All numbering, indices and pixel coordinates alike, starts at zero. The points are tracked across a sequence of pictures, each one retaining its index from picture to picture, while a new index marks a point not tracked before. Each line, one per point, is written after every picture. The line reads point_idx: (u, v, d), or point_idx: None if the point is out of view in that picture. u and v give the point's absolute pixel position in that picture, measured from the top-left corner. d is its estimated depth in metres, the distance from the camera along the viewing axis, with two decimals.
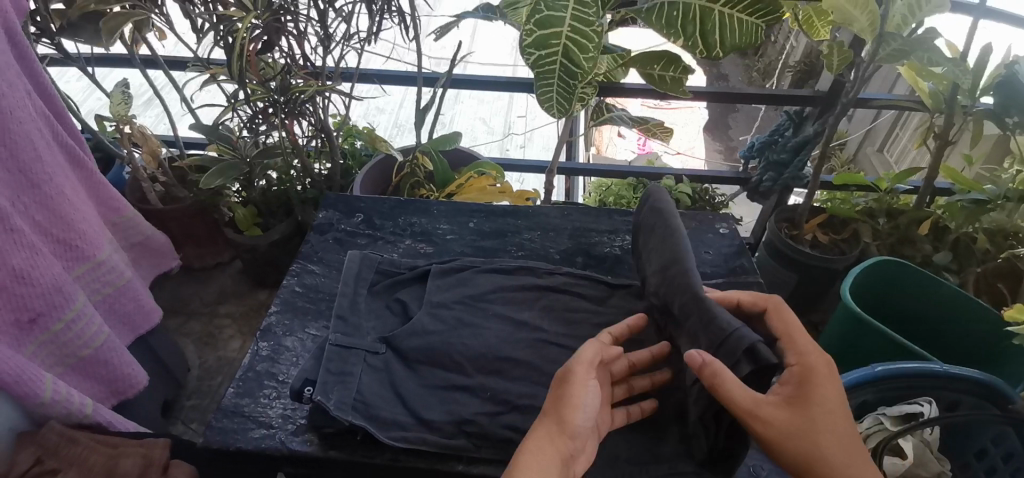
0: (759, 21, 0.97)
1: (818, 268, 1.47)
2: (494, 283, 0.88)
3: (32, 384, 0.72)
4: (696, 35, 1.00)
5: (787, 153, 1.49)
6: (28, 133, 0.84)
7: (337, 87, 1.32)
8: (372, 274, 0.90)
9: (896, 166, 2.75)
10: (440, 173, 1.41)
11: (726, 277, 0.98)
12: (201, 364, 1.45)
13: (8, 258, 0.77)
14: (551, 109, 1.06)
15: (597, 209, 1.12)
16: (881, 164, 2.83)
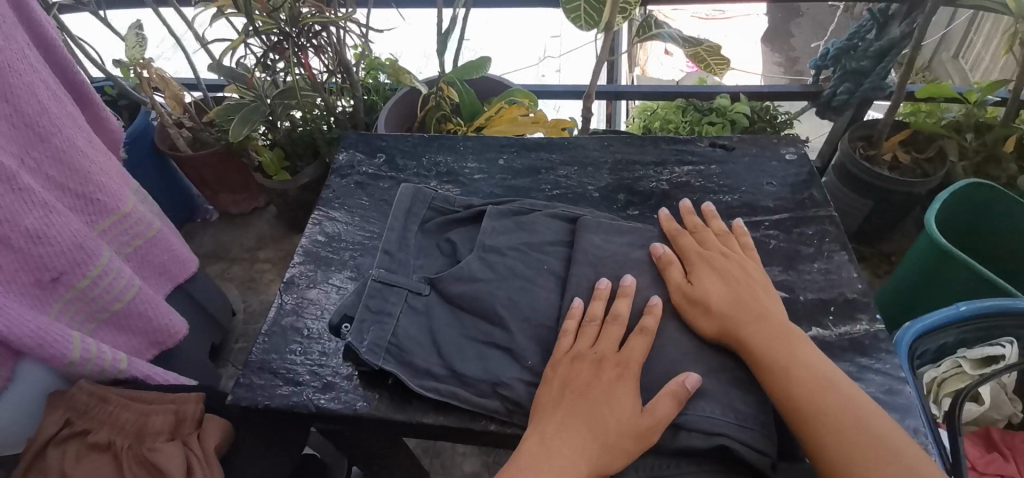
0: None
1: (897, 193, 1.29)
2: (526, 226, 0.79)
3: (58, 345, 0.78)
4: None
5: (868, 60, 1.27)
6: (29, 87, 0.81)
7: (350, 15, 1.20)
8: (424, 210, 0.83)
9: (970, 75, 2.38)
10: (468, 105, 1.29)
11: (793, 212, 0.85)
12: (246, 308, 1.49)
13: (20, 219, 0.76)
14: (581, 21, 0.98)
15: (641, 137, 0.99)
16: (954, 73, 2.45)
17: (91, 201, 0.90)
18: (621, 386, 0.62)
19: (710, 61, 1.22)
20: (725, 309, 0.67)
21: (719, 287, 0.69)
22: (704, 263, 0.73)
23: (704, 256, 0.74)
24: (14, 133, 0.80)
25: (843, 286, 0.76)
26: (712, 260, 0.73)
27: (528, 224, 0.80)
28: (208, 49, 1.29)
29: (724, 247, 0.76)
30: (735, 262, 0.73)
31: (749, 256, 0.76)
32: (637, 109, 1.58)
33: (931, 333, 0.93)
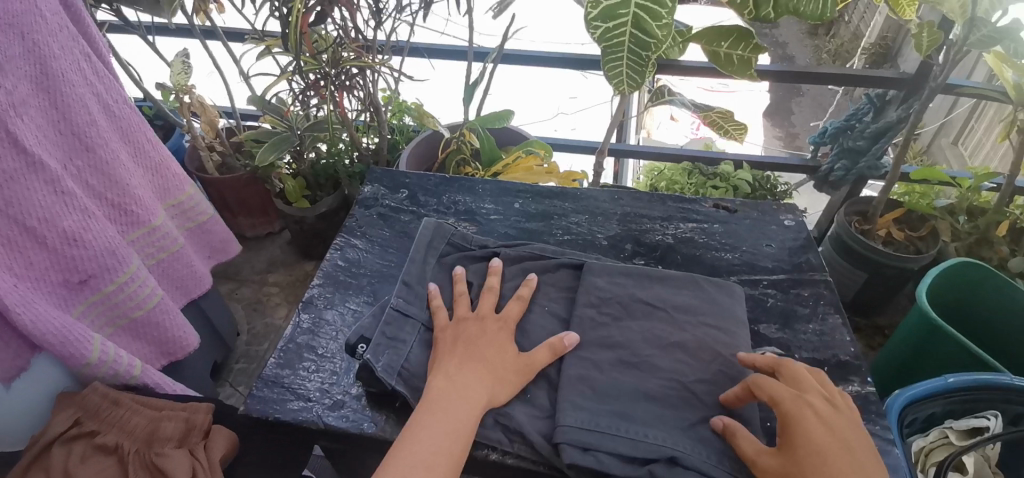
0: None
1: (891, 268, 1.35)
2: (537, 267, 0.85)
3: (78, 346, 0.81)
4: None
5: (865, 140, 1.36)
6: (81, 97, 0.87)
7: (386, 62, 1.30)
8: (443, 245, 0.88)
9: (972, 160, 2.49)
10: (486, 151, 1.37)
11: (790, 273, 0.90)
12: (250, 329, 1.51)
13: (60, 220, 0.80)
14: (621, 84, 1.00)
15: (650, 193, 1.06)
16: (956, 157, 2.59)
17: (124, 209, 0.95)
18: (502, 335, 0.72)
19: (727, 126, 1.29)
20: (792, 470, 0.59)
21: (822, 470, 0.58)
22: (801, 429, 0.61)
23: (799, 415, 0.61)
24: (62, 140, 0.86)
25: (836, 347, 0.80)
26: (799, 415, 0.61)
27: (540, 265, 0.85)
28: (250, 82, 1.39)
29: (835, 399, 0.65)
30: (838, 423, 0.61)
31: (846, 415, 0.63)
32: (645, 168, 1.67)
33: (919, 402, 0.97)
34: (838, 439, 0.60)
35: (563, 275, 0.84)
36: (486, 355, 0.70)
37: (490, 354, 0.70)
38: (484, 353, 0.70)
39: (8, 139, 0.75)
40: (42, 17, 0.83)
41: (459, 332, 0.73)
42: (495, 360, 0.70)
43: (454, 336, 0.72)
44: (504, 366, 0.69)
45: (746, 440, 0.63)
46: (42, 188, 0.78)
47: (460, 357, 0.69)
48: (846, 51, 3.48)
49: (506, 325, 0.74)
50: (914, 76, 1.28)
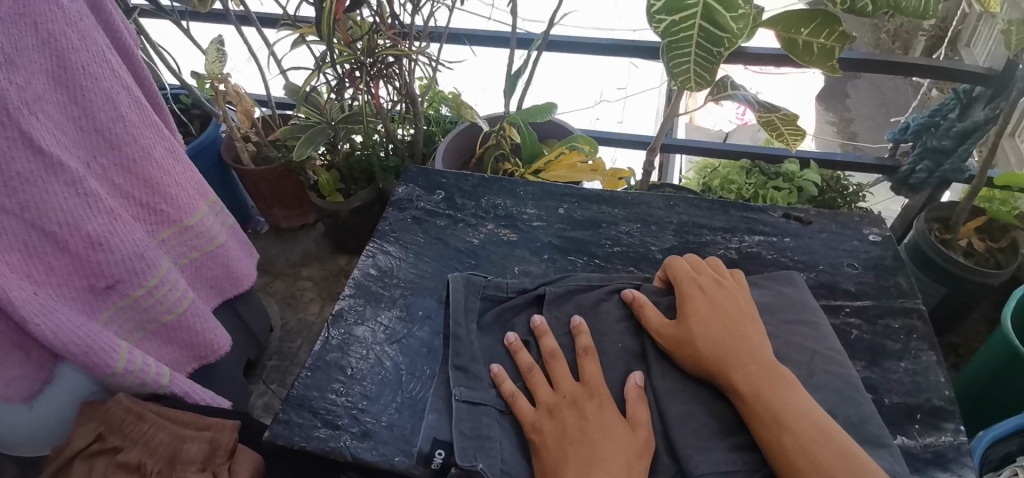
0: None
1: (974, 284, 1.20)
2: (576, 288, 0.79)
3: (102, 354, 0.77)
4: None
5: (951, 139, 1.19)
6: (105, 92, 0.83)
7: (424, 50, 1.22)
8: (477, 303, 0.78)
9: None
10: (527, 146, 1.27)
11: (877, 300, 0.78)
12: (284, 324, 1.48)
13: (83, 224, 0.76)
14: (688, 84, 0.89)
15: (709, 200, 0.95)
16: (1014, 153, 2.25)
17: (153, 209, 0.91)
18: (605, 415, 0.63)
19: (785, 131, 1.17)
20: (704, 344, 0.65)
21: (707, 323, 0.67)
22: (694, 296, 0.70)
23: (692, 287, 0.72)
24: (86, 138, 0.82)
25: (932, 391, 0.69)
26: (719, 299, 0.71)
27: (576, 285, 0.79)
28: (283, 71, 1.34)
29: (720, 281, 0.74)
30: (723, 293, 0.71)
31: (744, 295, 0.73)
32: (696, 164, 1.54)
33: (997, 442, 0.87)
34: (741, 308, 0.69)
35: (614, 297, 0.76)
36: (598, 447, 0.59)
37: (607, 448, 0.59)
38: (593, 442, 0.60)
39: (23, 140, 0.71)
40: (57, 4, 0.78)
41: (559, 425, 0.62)
42: (614, 444, 0.60)
43: (557, 433, 0.62)
44: (627, 452, 0.60)
45: (653, 312, 0.71)
46: (62, 190, 0.74)
47: (581, 460, 0.58)
48: (908, 32, 3.18)
49: (604, 401, 0.64)
50: (1001, 74, 1.12)
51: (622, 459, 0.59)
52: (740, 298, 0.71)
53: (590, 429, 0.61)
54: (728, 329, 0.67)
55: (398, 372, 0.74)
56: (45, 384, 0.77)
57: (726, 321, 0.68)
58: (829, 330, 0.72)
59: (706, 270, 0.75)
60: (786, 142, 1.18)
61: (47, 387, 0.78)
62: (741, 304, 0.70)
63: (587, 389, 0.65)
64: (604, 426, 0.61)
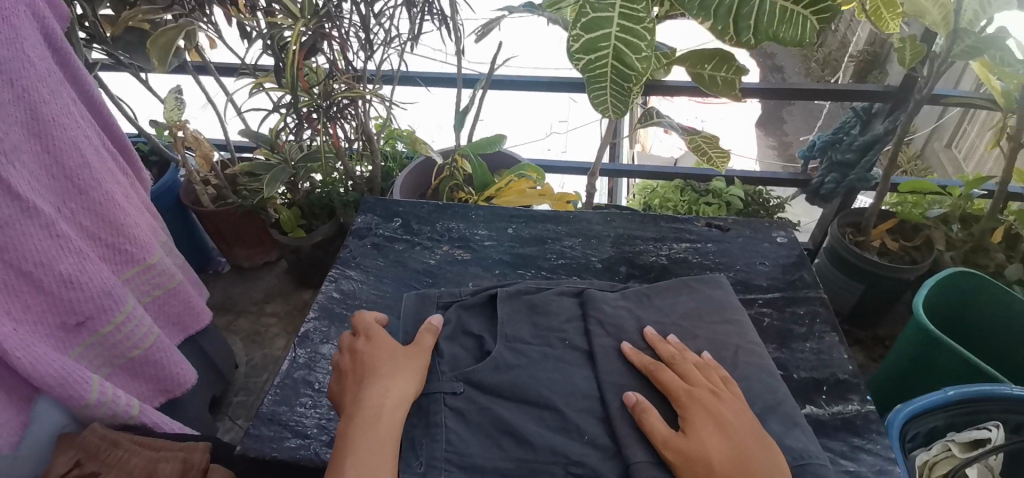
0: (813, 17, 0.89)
1: (886, 279, 1.35)
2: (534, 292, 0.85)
3: (77, 387, 0.80)
4: (729, 25, 0.92)
5: (854, 153, 1.36)
6: (74, 140, 0.87)
7: (378, 92, 1.31)
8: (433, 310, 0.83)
9: (966, 165, 2.52)
10: (479, 176, 1.37)
11: (785, 291, 0.90)
12: (249, 361, 1.49)
13: (57, 264, 0.80)
14: (607, 112, 1.01)
15: (642, 214, 1.07)
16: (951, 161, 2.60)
17: (122, 249, 0.95)
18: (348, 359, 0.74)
19: (711, 152, 1.30)
20: (728, 471, 0.58)
21: (715, 437, 0.61)
22: (696, 405, 0.64)
23: (692, 394, 0.65)
24: (56, 184, 0.86)
25: (834, 365, 0.80)
26: (719, 405, 0.64)
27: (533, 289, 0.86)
28: (242, 116, 1.39)
29: (709, 382, 0.68)
30: (723, 403, 0.65)
31: (734, 393, 0.68)
32: (637, 186, 1.68)
33: (922, 414, 0.94)
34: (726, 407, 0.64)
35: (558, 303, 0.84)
36: (375, 364, 0.71)
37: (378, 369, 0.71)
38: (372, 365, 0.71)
39: (0, 185, 0.74)
40: (30, 60, 0.82)
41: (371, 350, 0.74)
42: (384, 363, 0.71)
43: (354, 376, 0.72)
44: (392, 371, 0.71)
45: (653, 414, 0.64)
46: (38, 232, 0.78)
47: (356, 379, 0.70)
48: (835, 59, 3.50)
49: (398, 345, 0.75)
50: (898, 90, 1.31)
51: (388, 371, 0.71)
52: (737, 404, 0.66)
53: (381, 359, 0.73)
54: (736, 448, 0.61)
55: None
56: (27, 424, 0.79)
57: (737, 445, 0.61)
58: (744, 320, 0.81)
59: (696, 374, 0.69)
60: (714, 164, 1.32)
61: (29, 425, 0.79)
62: (736, 410, 0.65)
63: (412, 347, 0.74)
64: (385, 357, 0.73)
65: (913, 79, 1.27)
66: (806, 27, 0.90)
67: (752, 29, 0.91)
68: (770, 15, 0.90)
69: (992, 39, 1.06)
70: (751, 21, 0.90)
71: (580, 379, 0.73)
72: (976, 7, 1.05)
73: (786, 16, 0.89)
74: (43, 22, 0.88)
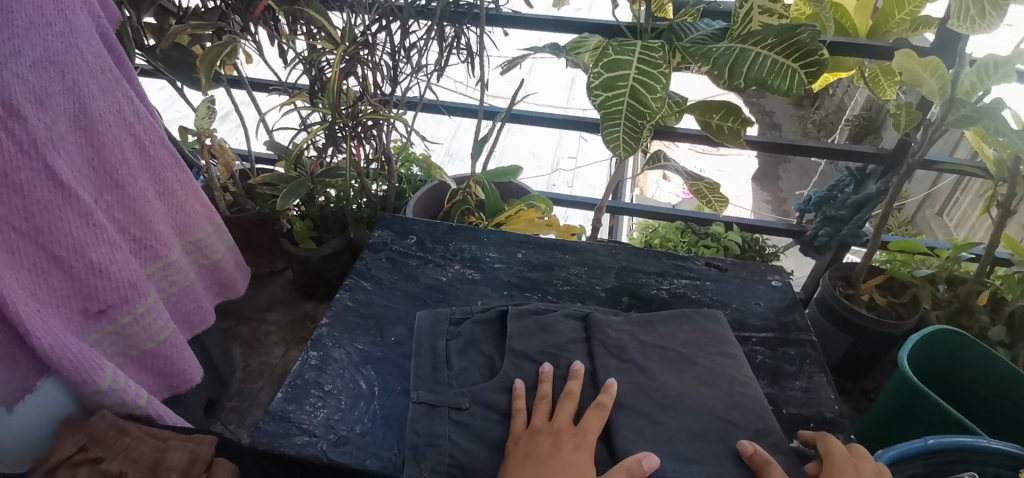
0: (797, 65, 0.98)
1: (874, 332, 1.40)
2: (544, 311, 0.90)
3: (91, 372, 0.82)
4: (724, 70, 1.00)
5: (847, 209, 1.44)
6: (115, 137, 0.93)
7: (402, 117, 1.38)
8: (446, 326, 0.87)
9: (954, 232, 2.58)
10: (491, 202, 1.43)
11: (777, 332, 0.95)
12: (246, 367, 1.50)
13: (88, 252, 0.84)
14: (619, 150, 1.07)
15: (645, 250, 1.12)
16: (942, 228, 2.68)
17: (145, 244, 0.99)
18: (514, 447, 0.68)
19: (711, 197, 1.37)
20: None
21: None
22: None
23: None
24: (95, 176, 0.91)
25: (821, 404, 0.84)
26: None
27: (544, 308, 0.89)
28: (269, 129, 1.46)
29: None
30: None
31: None
32: (639, 225, 1.75)
33: (899, 462, 0.97)
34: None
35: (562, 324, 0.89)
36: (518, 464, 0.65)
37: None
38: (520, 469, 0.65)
39: (47, 172, 0.79)
40: (83, 56, 0.88)
41: (529, 446, 0.67)
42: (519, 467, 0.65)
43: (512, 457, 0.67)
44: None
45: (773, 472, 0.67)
46: (75, 219, 0.82)
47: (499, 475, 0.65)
48: (831, 122, 3.63)
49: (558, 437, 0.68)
50: (892, 153, 1.40)
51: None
52: None
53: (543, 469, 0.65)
54: None
55: (371, 388, 0.83)
56: (28, 392, 0.80)
57: None
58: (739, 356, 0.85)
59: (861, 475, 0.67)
60: (713, 208, 1.39)
61: (29, 396, 0.80)
62: None
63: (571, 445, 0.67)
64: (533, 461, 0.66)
65: (909, 141, 1.35)
66: (794, 79, 0.98)
67: (745, 74, 0.99)
68: (763, 64, 0.98)
69: (987, 108, 1.13)
70: (744, 68, 0.99)
71: (580, 397, 0.77)
72: (973, 78, 1.15)
73: (778, 68, 0.98)
74: (98, 21, 0.95)
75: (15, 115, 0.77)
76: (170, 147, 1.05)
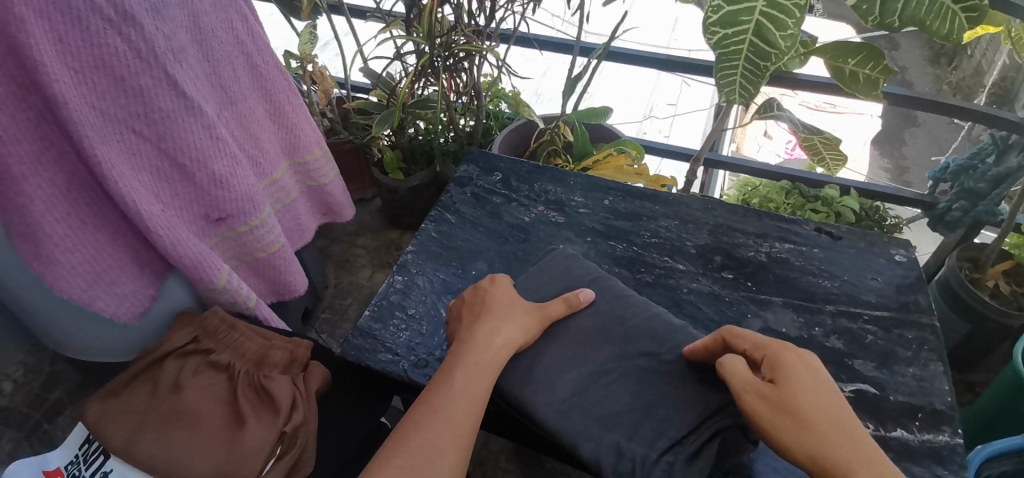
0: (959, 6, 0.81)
1: (993, 324, 1.22)
2: (573, 267, 0.88)
3: (209, 272, 0.90)
4: (875, 4, 0.83)
5: (987, 183, 1.22)
6: (227, 54, 0.96)
7: (495, 49, 1.32)
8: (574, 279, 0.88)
9: None
10: (580, 144, 1.35)
11: (895, 312, 0.86)
12: (337, 284, 1.61)
13: (212, 164, 0.89)
14: (732, 96, 0.98)
15: (746, 208, 1.03)
16: None
17: (256, 162, 1.05)
18: (515, 298, 0.78)
19: (826, 154, 1.23)
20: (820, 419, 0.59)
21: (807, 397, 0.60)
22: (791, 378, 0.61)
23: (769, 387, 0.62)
24: (214, 91, 0.94)
25: (936, 396, 0.76)
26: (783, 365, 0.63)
27: (573, 266, 0.88)
28: (365, 57, 1.46)
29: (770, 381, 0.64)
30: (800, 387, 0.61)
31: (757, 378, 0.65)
32: (738, 183, 1.60)
33: (991, 459, 0.90)
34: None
35: (622, 287, 0.87)
36: (488, 301, 0.76)
37: (463, 398, 0.64)
38: (463, 372, 0.66)
39: (168, 81, 0.80)
40: None
41: (495, 293, 0.78)
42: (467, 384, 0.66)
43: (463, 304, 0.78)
44: (458, 416, 0.63)
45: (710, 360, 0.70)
46: (195, 129, 0.85)
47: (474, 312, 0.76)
48: None
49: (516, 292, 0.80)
50: None
51: (457, 415, 0.62)
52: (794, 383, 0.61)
53: (479, 324, 0.72)
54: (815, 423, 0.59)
55: None
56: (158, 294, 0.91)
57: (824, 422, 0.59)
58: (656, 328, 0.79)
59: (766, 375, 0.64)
60: (827, 166, 1.25)
61: (160, 295, 0.92)
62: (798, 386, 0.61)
63: (512, 293, 0.79)
64: (502, 342, 0.71)
65: None
66: (953, 25, 0.83)
67: (901, 9, 0.83)
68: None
69: None
70: (901, 1, 0.82)
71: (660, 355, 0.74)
72: None
73: (939, 5, 0.82)
74: None
75: (131, 21, 0.75)
76: (283, 70, 1.08)
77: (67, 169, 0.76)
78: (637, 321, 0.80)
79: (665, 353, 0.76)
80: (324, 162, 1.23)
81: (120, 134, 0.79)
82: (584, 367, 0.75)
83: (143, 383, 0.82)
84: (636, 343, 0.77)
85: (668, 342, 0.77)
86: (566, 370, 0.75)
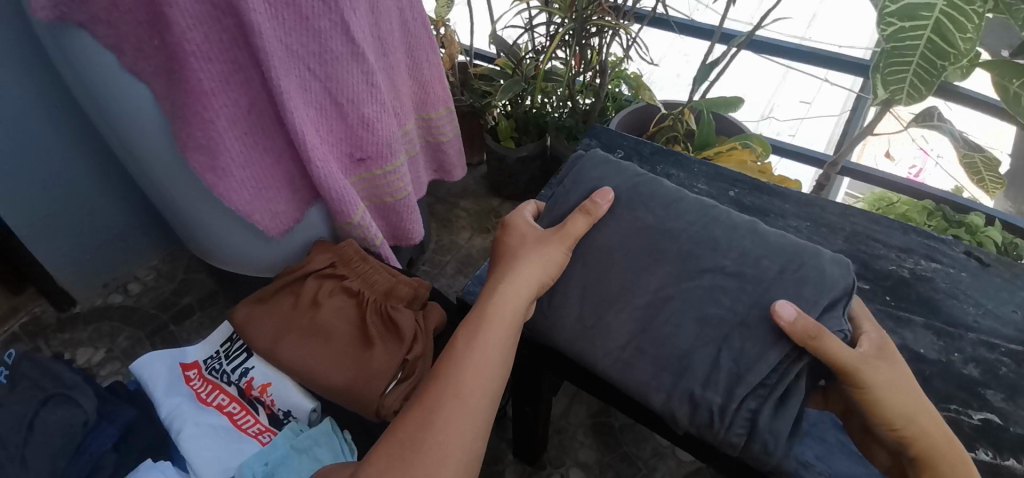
0: None
1: None
2: (607, 175, 0.84)
3: (348, 207, 0.98)
4: None
5: None
6: (386, 8, 1.01)
7: (629, 28, 1.30)
8: None
9: None
10: (704, 134, 1.31)
11: None
12: (438, 240, 1.68)
13: (365, 108, 0.95)
14: (898, 97, 0.90)
15: (887, 219, 0.96)
16: None
17: (395, 114, 1.11)
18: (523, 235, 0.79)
19: (986, 175, 1.16)
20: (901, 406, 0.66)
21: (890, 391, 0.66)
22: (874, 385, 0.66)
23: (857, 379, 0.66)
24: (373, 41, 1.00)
25: None
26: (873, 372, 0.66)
27: (607, 172, 0.85)
28: (495, 26, 1.49)
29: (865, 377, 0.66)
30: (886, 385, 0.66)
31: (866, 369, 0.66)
32: (870, 197, 1.49)
33: None
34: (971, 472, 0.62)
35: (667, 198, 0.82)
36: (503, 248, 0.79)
37: (478, 382, 0.67)
38: (475, 353, 0.68)
39: (342, 27, 0.85)
40: None
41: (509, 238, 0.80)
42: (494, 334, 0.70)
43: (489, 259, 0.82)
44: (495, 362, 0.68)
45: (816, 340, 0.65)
46: (357, 74, 0.91)
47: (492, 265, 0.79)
48: None
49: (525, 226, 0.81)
50: None
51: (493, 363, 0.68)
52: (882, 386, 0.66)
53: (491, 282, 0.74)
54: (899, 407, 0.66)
55: None
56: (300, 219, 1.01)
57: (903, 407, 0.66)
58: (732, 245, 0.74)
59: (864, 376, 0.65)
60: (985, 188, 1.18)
61: (301, 221, 1.01)
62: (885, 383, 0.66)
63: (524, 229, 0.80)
64: (523, 278, 0.74)
65: None
66: None
67: None
68: None
69: None
70: None
71: None
72: None
73: None
74: None
75: None
76: (427, 28, 1.12)
77: (250, 93, 0.80)
78: (695, 227, 0.77)
79: (732, 268, 0.73)
80: (449, 118, 1.28)
81: (297, 70, 0.85)
82: (637, 299, 0.74)
83: (285, 296, 0.91)
84: (698, 261, 0.74)
85: (734, 249, 0.74)
86: (615, 309, 0.74)
